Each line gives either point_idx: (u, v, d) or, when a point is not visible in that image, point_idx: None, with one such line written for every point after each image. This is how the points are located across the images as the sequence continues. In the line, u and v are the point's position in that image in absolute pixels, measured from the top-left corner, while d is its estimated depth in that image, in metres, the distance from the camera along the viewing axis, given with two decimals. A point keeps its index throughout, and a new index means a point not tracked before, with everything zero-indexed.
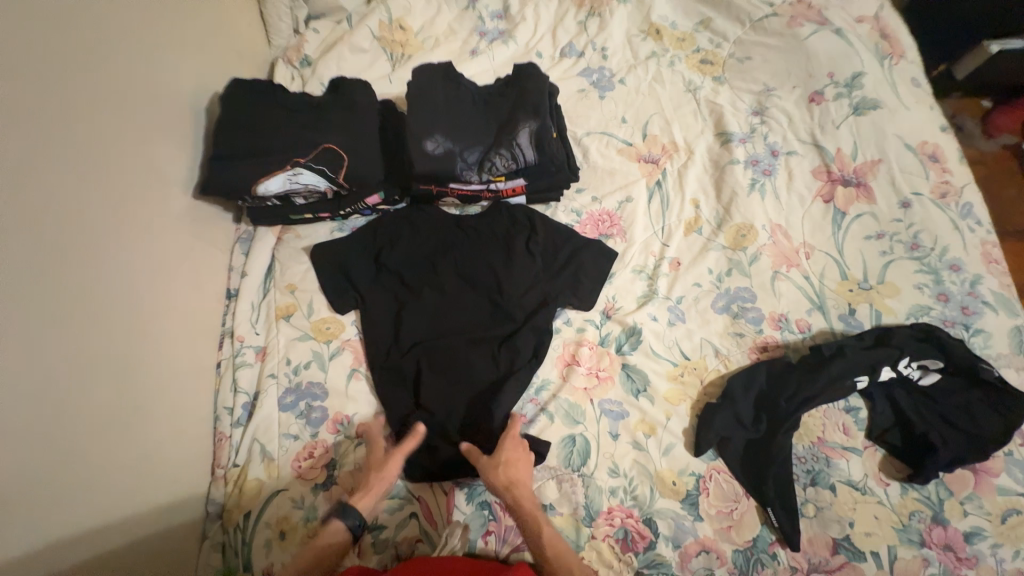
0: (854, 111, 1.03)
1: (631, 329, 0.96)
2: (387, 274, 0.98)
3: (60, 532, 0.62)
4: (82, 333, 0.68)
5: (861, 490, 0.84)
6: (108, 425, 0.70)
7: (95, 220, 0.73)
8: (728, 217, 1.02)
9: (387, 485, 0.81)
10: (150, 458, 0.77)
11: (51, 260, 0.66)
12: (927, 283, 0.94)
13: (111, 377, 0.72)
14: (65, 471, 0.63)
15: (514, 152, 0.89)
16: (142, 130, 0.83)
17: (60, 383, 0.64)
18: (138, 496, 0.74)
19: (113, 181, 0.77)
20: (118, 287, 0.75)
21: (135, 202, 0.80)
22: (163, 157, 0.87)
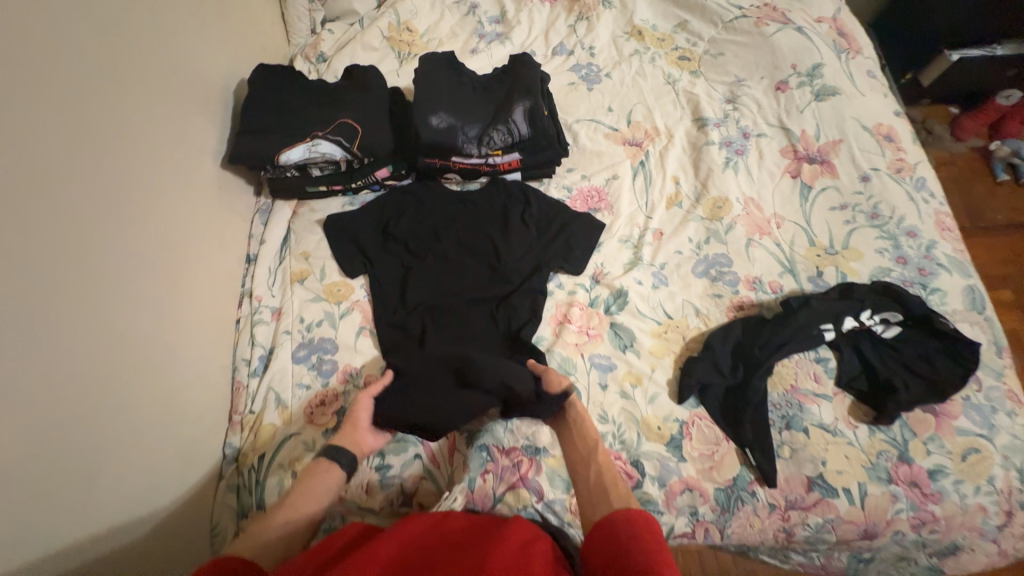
0: (816, 97, 1.15)
1: (618, 291, 1.04)
2: (394, 243, 1.06)
3: (104, 442, 0.69)
4: (125, 272, 0.77)
5: (832, 432, 0.90)
6: (145, 357, 0.78)
7: (139, 177, 0.82)
8: (705, 191, 1.12)
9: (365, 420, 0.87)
10: (177, 394, 0.84)
11: (103, 206, 0.75)
12: (887, 248, 1.03)
13: (147, 315, 0.80)
14: (109, 387, 0.71)
15: (510, 127, 1.01)
16: (179, 105, 0.94)
17: (105, 312, 0.72)
18: (166, 425, 0.81)
19: (155, 146, 0.87)
20: (157, 239, 0.84)
21: (171, 167, 0.90)
22: (195, 130, 0.97)
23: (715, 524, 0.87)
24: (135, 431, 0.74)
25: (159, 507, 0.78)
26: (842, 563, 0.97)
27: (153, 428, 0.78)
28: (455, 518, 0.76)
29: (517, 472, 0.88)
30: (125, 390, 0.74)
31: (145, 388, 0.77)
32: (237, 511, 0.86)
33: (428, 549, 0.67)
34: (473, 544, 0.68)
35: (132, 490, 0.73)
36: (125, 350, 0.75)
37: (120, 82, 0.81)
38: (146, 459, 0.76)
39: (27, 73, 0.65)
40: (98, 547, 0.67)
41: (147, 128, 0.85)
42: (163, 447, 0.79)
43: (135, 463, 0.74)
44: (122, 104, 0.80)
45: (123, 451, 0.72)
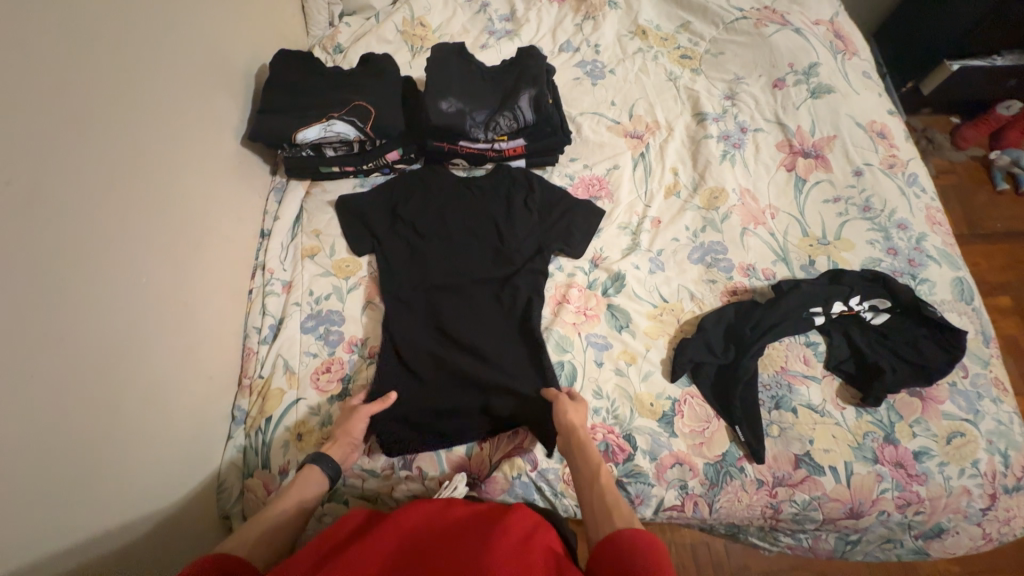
0: (812, 95, 1.19)
1: (616, 275, 1.07)
2: (402, 225, 1.09)
3: (124, 386, 0.74)
4: (151, 232, 0.82)
5: (820, 412, 0.93)
6: (164, 314, 0.83)
7: (167, 148, 0.88)
8: (702, 181, 1.16)
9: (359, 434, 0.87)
10: (193, 352, 0.89)
11: (132, 171, 0.80)
12: (878, 239, 1.06)
13: (169, 275, 0.86)
14: (131, 336, 0.76)
15: (516, 113, 1.06)
16: (206, 84, 1.00)
17: (131, 267, 0.78)
18: (181, 380, 0.85)
19: (183, 121, 0.93)
20: (180, 206, 0.90)
21: (197, 141, 0.97)
22: (219, 108, 1.03)
23: (704, 499, 0.90)
24: (152, 381, 0.79)
25: (174, 455, 0.82)
26: (830, 545, 0.99)
27: (169, 380, 0.83)
28: (457, 507, 0.74)
29: (514, 442, 0.93)
30: (145, 341, 0.79)
31: (164, 341, 0.83)
32: (243, 470, 0.91)
33: (427, 542, 0.65)
34: (472, 536, 0.65)
35: (149, 435, 0.78)
36: (148, 304, 0.80)
37: (153, 58, 0.87)
38: (163, 408, 0.81)
39: (72, 42, 0.71)
40: (116, 483, 0.71)
41: (176, 103, 0.92)
42: (180, 399, 0.85)
43: (153, 410, 0.79)
44: (154, 78, 0.87)
45: (141, 397, 0.77)
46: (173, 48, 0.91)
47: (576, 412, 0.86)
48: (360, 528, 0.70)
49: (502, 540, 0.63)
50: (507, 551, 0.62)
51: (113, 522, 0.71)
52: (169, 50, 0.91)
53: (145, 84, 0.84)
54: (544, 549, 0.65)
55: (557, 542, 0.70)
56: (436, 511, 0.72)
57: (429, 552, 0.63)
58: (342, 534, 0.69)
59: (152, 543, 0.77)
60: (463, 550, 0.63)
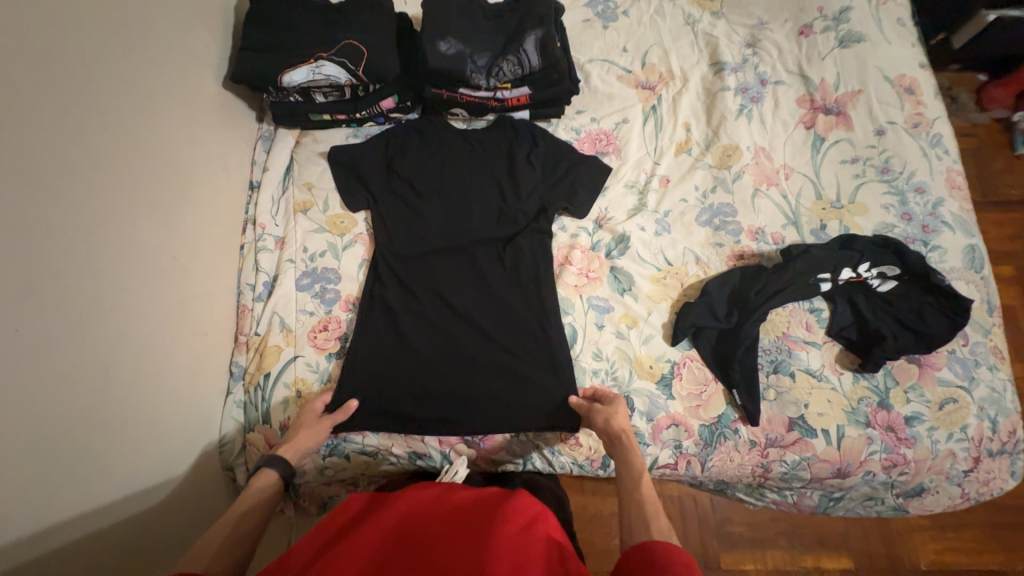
0: (840, 44, 1.10)
1: (620, 236, 1.04)
2: (398, 181, 1.03)
3: (117, 340, 0.73)
4: (131, 183, 0.78)
5: (817, 377, 0.94)
6: (155, 269, 0.81)
7: (142, 90, 0.82)
8: (716, 138, 1.09)
9: (313, 443, 0.83)
10: (188, 307, 0.87)
11: (103, 118, 0.74)
12: (893, 204, 1.02)
13: (156, 228, 0.82)
14: (119, 293, 0.74)
15: (520, 59, 0.97)
16: (179, 15, 0.91)
17: (113, 216, 0.74)
18: (177, 334, 0.84)
19: (158, 59, 0.86)
20: (161, 155, 0.85)
21: (175, 81, 0.89)
22: (196, 44, 0.95)
23: (697, 458, 0.92)
24: (147, 335, 0.78)
25: (177, 408, 0.83)
26: (814, 501, 1.04)
27: (166, 333, 0.82)
28: (461, 490, 0.73)
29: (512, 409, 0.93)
30: (136, 295, 0.77)
31: (157, 296, 0.81)
32: (244, 425, 0.92)
33: (428, 530, 0.66)
34: (473, 523, 0.65)
35: (149, 388, 0.78)
36: (137, 258, 0.78)
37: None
38: (161, 361, 0.80)
39: None
40: (120, 435, 0.72)
41: (145, 36, 0.84)
42: (178, 353, 0.84)
43: (150, 365, 0.78)
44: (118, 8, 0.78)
45: (137, 351, 0.76)
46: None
47: (617, 410, 0.85)
48: (366, 509, 0.72)
49: (502, 531, 0.63)
50: (508, 543, 0.62)
51: (118, 474, 0.72)
52: None
53: (109, 12, 0.77)
54: (544, 539, 0.64)
55: (558, 525, 0.69)
56: (436, 498, 0.71)
57: (430, 542, 0.63)
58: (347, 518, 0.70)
59: (159, 494, 0.79)
60: (466, 543, 0.63)
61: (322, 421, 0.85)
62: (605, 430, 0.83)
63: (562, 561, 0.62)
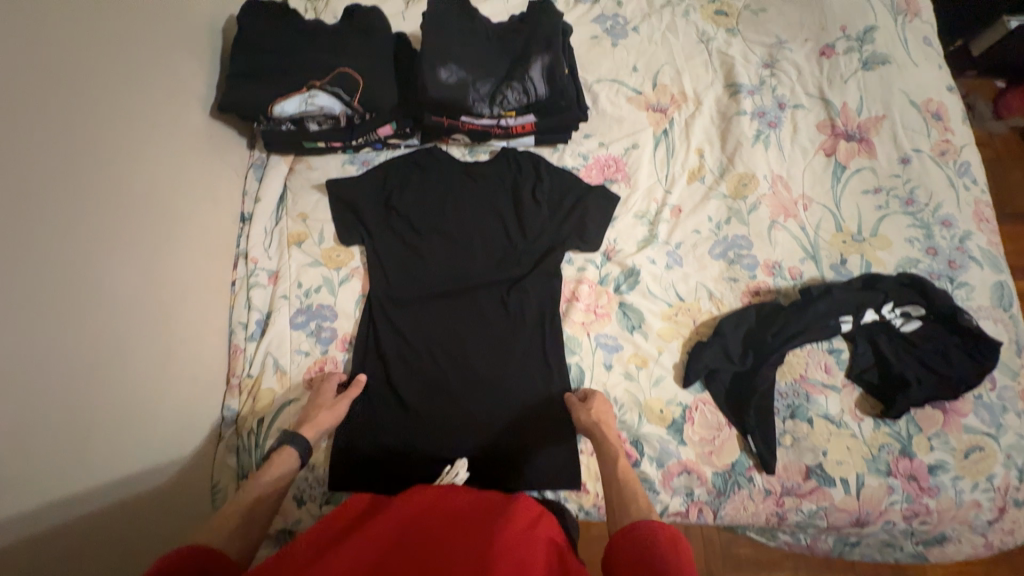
0: (863, 66, 1.04)
1: (630, 270, 1.00)
2: (397, 217, 1.00)
3: (96, 399, 0.68)
4: (111, 232, 0.73)
5: (837, 423, 0.89)
6: (136, 317, 0.76)
7: (122, 125, 0.77)
8: (731, 166, 1.04)
9: (333, 420, 0.83)
10: (173, 353, 0.82)
11: (79, 164, 0.69)
12: (917, 237, 0.97)
13: (138, 273, 0.77)
14: (96, 353, 0.69)
15: (527, 86, 0.90)
16: (161, 42, 0.86)
17: (89, 266, 0.69)
18: (162, 385, 0.80)
19: (138, 90, 0.80)
20: (144, 194, 0.79)
21: (160, 113, 0.84)
22: (181, 72, 0.90)
23: (710, 506, 0.88)
24: (129, 389, 0.74)
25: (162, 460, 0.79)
26: (828, 545, 1.00)
27: (149, 385, 0.77)
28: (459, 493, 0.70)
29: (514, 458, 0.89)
30: (115, 348, 0.72)
31: (139, 347, 0.76)
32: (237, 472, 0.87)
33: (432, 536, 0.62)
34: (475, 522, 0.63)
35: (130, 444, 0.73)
36: (116, 311, 0.73)
37: (87, 11, 0.72)
38: (144, 415, 0.76)
39: None
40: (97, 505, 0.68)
41: (123, 66, 0.78)
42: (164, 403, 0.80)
43: (132, 421, 0.74)
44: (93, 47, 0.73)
45: (116, 409, 0.72)
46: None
47: (600, 406, 0.86)
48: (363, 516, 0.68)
49: (508, 529, 0.62)
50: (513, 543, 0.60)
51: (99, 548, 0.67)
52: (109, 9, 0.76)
53: (82, 44, 0.71)
54: (545, 541, 0.63)
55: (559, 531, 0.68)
56: (434, 498, 0.68)
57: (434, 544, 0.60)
58: (344, 523, 0.67)
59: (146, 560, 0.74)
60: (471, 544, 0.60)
61: (339, 401, 0.85)
62: (588, 427, 0.84)
63: (562, 562, 0.62)
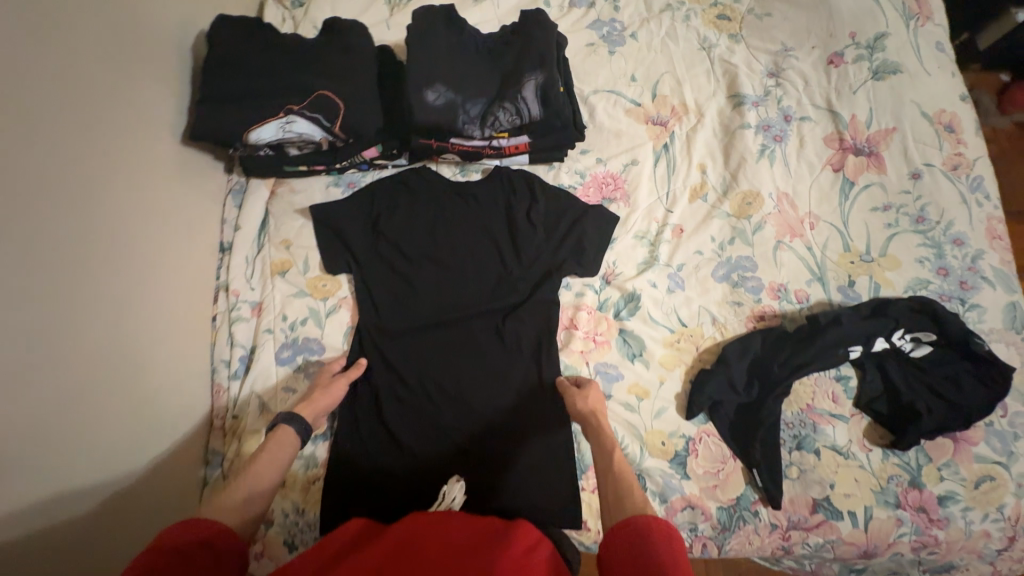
0: (873, 76, 0.99)
1: (630, 295, 0.95)
2: (385, 244, 0.95)
3: (63, 465, 0.65)
4: (74, 280, 0.69)
5: (844, 454, 0.86)
6: (106, 370, 0.72)
7: (79, 165, 0.71)
8: (734, 183, 0.99)
9: (331, 404, 0.83)
10: (148, 403, 0.78)
11: (35, 211, 0.64)
12: (928, 257, 0.94)
13: (104, 323, 0.72)
14: (65, 412, 0.65)
15: (519, 107, 0.85)
16: (124, 69, 0.80)
17: (50, 323, 0.65)
18: (138, 437, 0.76)
19: (98, 126, 0.75)
20: (106, 237, 0.74)
21: (121, 147, 0.79)
22: (147, 100, 0.84)
23: (714, 541, 0.86)
24: (100, 448, 0.70)
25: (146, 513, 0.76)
26: None
27: (122, 440, 0.74)
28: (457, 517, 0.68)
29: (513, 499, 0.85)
30: (85, 404, 0.68)
31: (110, 402, 0.72)
32: None
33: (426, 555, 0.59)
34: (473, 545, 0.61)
35: (105, 505, 0.70)
36: (85, 365, 0.69)
37: (38, 46, 0.66)
38: (118, 473, 0.73)
39: None
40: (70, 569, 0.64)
41: (81, 100, 0.72)
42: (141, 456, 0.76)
43: (105, 480, 0.71)
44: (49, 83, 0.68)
45: (91, 467, 0.69)
46: (65, 27, 0.70)
47: (593, 394, 0.83)
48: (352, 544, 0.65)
49: (502, 557, 0.59)
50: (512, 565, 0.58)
51: None
52: (65, 39, 0.70)
53: (31, 84, 0.65)
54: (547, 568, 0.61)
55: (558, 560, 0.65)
56: (430, 522, 0.65)
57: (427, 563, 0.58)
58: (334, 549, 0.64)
59: None
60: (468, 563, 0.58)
61: (337, 379, 0.85)
62: (582, 416, 0.80)
63: None
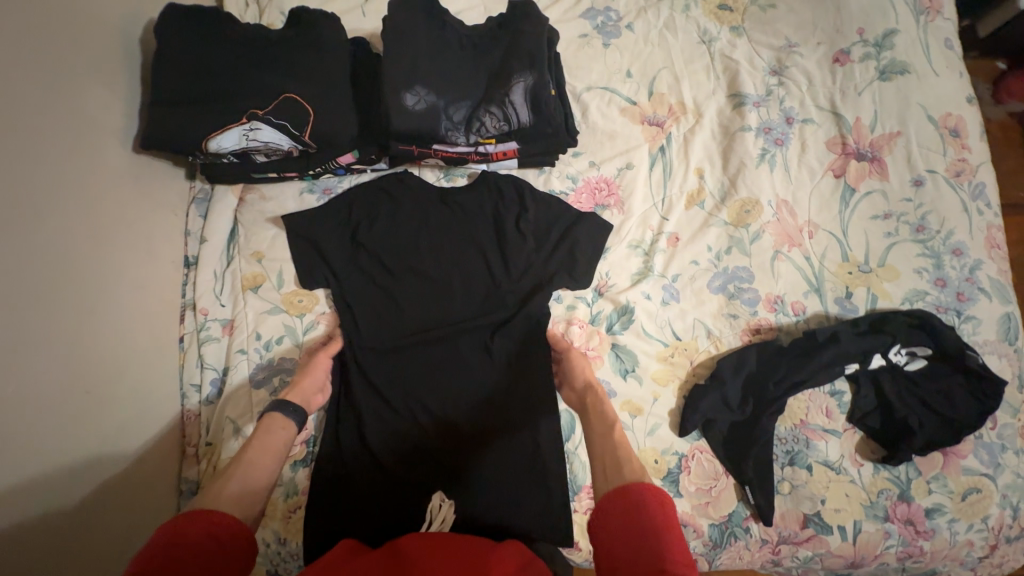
0: (880, 76, 0.94)
1: (623, 307, 0.91)
2: (366, 255, 0.89)
3: (19, 521, 0.58)
4: (24, 311, 0.62)
5: (836, 469, 0.85)
6: (62, 410, 0.66)
7: (11, 184, 0.63)
8: (733, 190, 0.95)
9: (318, 383, 0.81)
10: (112, 441, 0.72)
11: None
12: (926, 267, 0.91)
13: (56, 360, 0.66)
14: (26, 456, 0.60)
15: (507, 112, 0.78)
16: (55, 72, 0.71)
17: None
18: (104, 478, 0.70)
19: (28, 140, 0.66)
20: (49, 264, 0.67)
21: (59, 161, 0.70)
22: (88, 106, 0.75)
23: (705, 556, 0.85)
24: (61, 496, 0.64)
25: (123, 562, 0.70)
26: None
27: (85, 483, 0.68)
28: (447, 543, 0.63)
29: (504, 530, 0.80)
30: (48, 444, 0.63)
31: (69, 444, 0.66)
32: None
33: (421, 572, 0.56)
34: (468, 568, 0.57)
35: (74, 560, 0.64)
36: (45, 403, 0.63)
37: None
38: (85, 522, 0.67)
39: None
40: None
41: (4, 110, 0.63)
42: (109, 500, 0.70)
43: (71, 531, 0.65)
44: None
45: (59, 510, 0.64)
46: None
47: (585, 367, 0.84)
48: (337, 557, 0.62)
49: None
50: None
51: None
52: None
53: None
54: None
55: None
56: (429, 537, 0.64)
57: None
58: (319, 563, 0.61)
59: None
60: None
61: (319, 356, 0.83)
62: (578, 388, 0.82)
63: None
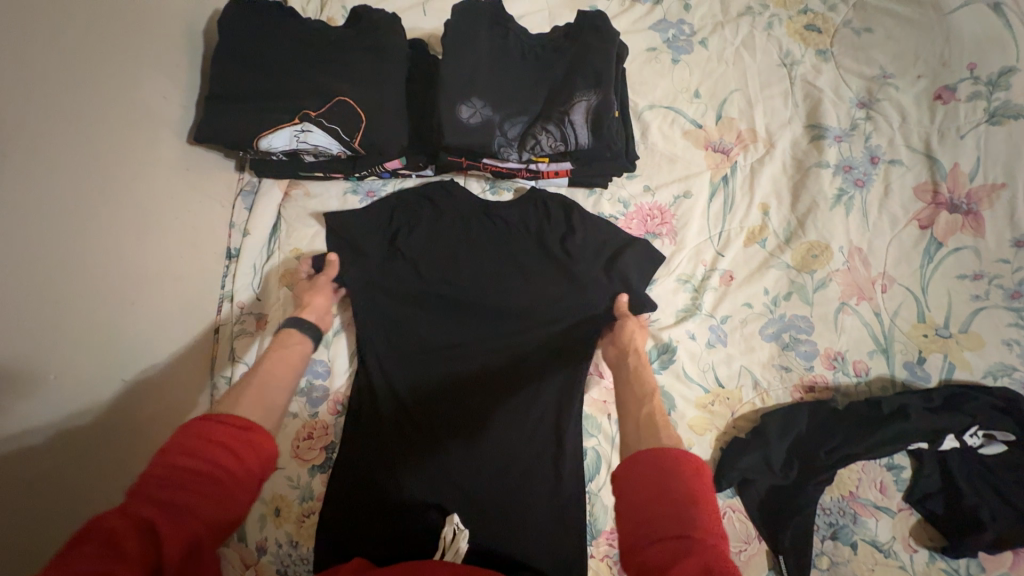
0: (989, 119, 0.83)
1: (664, 345, 0.86)
2: (402, 261, 0.87)
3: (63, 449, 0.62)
4: (83, 289, 0.65)
5: (884, 552, 0.77)
6: (97, 395, 0.67)
7: (67, 170, 0.64)
8: (800, 231, 0.88)
9: (327, 302, 0.82)
10: (135, 435, 0.72)
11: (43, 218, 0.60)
12: (1019, 340, 0.79)
13: (96, 345, 0.67)
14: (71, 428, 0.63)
15: (565, 132, 0.74)
16: (124, 61, 0.73)
17: (27, 357, 0.58)
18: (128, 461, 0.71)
19: (93, 124, 0.68)
20: (102, 247, 0.68)
21: (114, 150, 0.70)
22: (149, 95, 0.76)
23: None
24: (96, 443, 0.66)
25: None
26: None
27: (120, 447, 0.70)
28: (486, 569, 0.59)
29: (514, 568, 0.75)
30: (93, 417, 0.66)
31: (92, 434, 0.66)
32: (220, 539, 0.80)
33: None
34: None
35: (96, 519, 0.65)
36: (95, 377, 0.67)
37: (41, 40, 0.61)
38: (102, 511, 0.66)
39: None
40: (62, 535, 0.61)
41: (67, 96, 0.64)
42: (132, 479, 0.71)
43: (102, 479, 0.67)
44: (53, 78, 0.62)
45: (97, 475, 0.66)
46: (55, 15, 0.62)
47: (636, 332, 0.79)
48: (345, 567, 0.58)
49: None
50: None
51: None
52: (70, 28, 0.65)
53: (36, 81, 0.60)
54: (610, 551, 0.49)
55: None
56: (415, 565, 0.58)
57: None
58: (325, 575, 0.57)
59: None
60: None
61: (318, 279, 0.84)
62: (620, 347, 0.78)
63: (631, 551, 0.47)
